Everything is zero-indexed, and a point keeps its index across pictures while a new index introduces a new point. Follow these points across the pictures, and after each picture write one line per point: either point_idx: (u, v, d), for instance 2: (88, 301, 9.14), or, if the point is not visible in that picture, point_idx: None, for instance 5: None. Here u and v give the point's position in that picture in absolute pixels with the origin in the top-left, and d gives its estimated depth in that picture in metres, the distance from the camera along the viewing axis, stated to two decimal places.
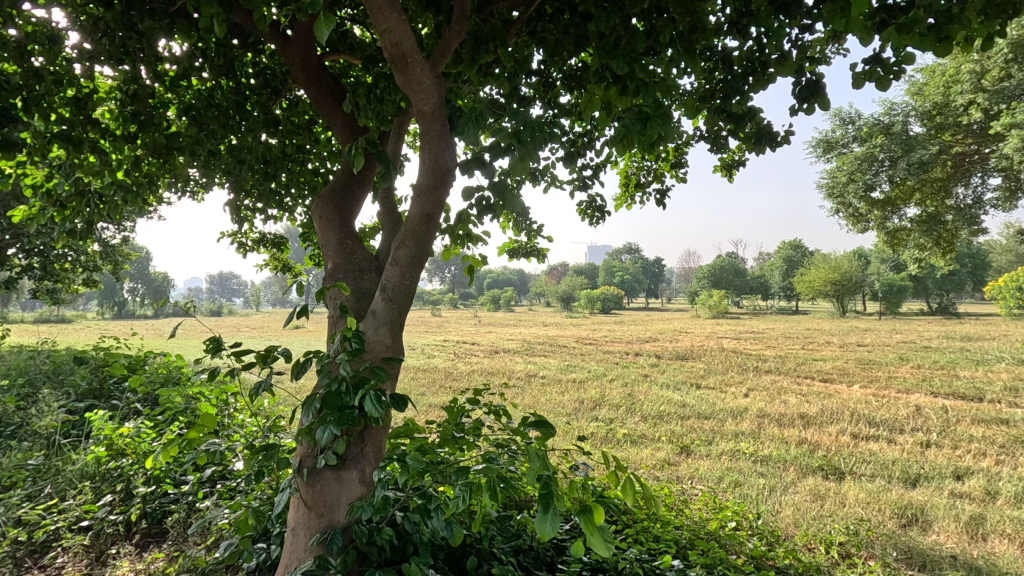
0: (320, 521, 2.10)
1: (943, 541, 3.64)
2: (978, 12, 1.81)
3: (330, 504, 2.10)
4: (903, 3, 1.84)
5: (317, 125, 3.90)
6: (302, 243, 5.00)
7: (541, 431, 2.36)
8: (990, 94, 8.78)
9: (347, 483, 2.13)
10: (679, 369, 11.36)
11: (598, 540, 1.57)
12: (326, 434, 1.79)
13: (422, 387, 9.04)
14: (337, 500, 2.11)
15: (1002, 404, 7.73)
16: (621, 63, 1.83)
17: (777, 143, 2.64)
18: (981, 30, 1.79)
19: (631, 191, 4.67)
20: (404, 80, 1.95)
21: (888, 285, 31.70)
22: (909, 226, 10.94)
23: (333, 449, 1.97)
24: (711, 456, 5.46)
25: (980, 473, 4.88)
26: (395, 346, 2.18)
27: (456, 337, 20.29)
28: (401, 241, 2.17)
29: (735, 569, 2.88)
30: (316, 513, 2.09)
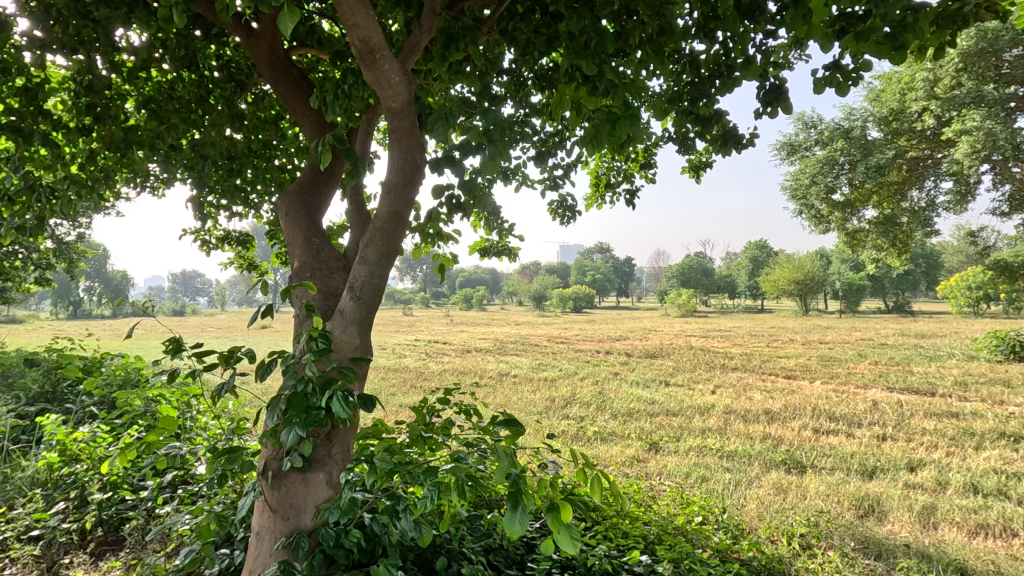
0: (286, 525, 2.05)
1: (897, 531, 3.78)
2: (930, 23, 1.89)
3: (297, 507, 2.06)
4: (862, 12, 1.90)
5: (283, 120, 3.82)
6: (268, 241, 4.89)
7: (510, 430, 2.35)
8: (942, 102, 9.22)
9: (313, 485, 2.09)
10: (648, 367, 11.53)
11: (565, 538, 1.57)
12: (291, 436, 1.74)
13: (392, 387, 8.94)
14: (303, 503, 2.07)
15: (953, 398, 8.09)
16: (590, 63, 1.84)
17: (742, 145, 2.69)
18: (932, 40, 1.87)
19: (601, 190, 4.71)
20: (373, 77, 1.91)
21: (848, 285, 32.80)
22: (867, 227, 11.34)
23: (299, 451, 1.92)
24: (679, 452, 5.55)
25: (932, 465, 5.09)
26: (363, 346, 2.15)
27: (427, 336, 20.14)
28: (369, 239, 2.13)
29: (702, 563, 2.93)
30: (281, 516, 2.04)
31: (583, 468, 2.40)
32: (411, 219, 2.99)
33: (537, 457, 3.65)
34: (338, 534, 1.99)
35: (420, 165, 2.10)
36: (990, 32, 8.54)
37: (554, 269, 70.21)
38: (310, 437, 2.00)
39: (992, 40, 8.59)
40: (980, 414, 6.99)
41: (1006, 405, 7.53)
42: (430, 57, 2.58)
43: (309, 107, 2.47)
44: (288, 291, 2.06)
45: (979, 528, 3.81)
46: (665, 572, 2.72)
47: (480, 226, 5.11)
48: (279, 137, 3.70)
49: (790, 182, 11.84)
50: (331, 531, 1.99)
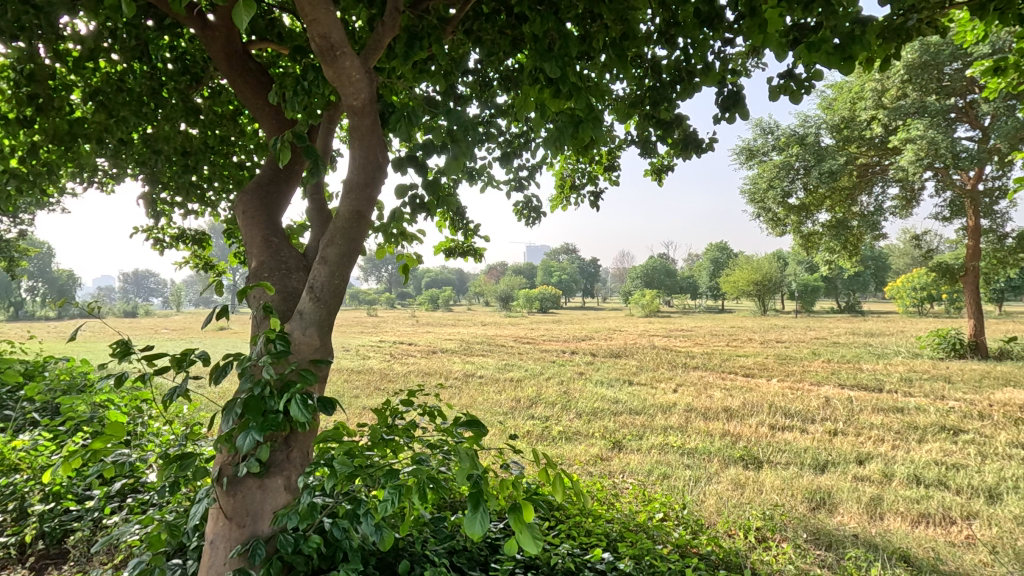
0: (241, 532, 1.99)
1: (846, 522, 3.94)
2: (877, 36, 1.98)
3: (254, 513, 2.00)
4: (813, 23, 1.97)
5: (242, 116, 3.71)
6: (226, 239, 4.74)
7: (473, 430, 2.35)
8: (889, 112, 9.69)
9: (271, 491, 2.04)
10: (612, 366, 11.68)
11: (526, 537, 1.57)
12: (248, 441, 1.69)
13: (356, 389, 8.79)
14: (260, 509, 2.01)
15: (899, 394, 8.49)
16: (553, 66, 1.85)
17: (702, 149, 2.78)
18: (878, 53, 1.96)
19: (566, 192, 4.76)
20: (333, 74, 1.88)
21: (803, 286, 34.04)
22: (820, 230, 11.78)
23: (256, 456, 1.87)
24: (641, 450, 5.65)
25: (879, 458, 5.33)
26: (324, 347, 2.09)
27: (392, 338, 19.88)
28: (329, 239, 2.09)
29: (661, 558, 3.00)
30: (237, 523, 1.98)
31: (546, 466, 2.41)
32: (374, 219, 2.96)
33: (501, 458, 3.65)
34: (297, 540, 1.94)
35: (383, 164, 2.08)
36: (933, 47, 9.02)
37: (520, 270, 70.37)
38: (267, 442, 1.95)
39: (934, 54, 9.10)
40: (923, 408, 7.37)
41: (947, 400, 7.95)
42: (393, 55, 2.55)
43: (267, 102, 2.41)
44: (245, 291, 2.00)
45: (922, 517, 4.01)
46: (626, 568, 2.76)
47: (445, 226, 5.08)
48: (237, 132, 3.59)
49: (748, 186, 12.18)
50: (289, 538, 1.94)
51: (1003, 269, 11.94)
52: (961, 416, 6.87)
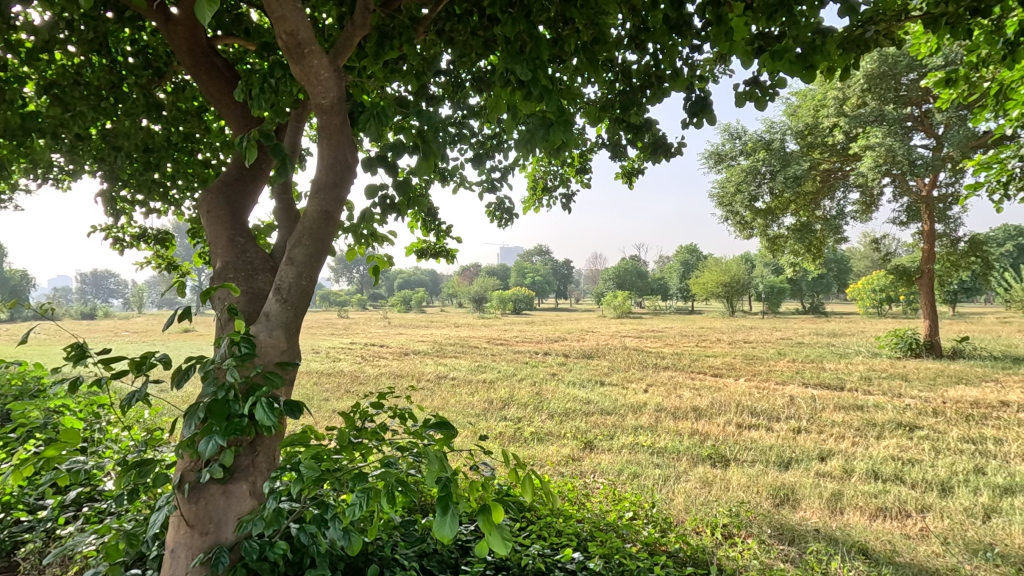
0: (204, 540, 1.93)
1: (809, 517, 4.05)
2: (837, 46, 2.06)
3: (217, 521, 1.95)
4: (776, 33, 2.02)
5: (207, 112, 3.62)
6: (190, 239, 4.62)
7: (442, 432, 2.34)
8: (850, 119, 10.05)
9: (235, 497, 1.99)
10: (584, 367, 11.78)
11: (496, 539, 1.57)
12: (210, 446, 1.63)
13: (326, 392, 8.65)
14: (224, 516, 1.97)
15: (859, 392, 8.79)
16: (524, 69, 1.86)
17: (670, 153, 2.83)
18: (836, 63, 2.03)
19: (538, 194, 4.79)
20: (300, 72, 1.85)
21: (770, 287, 34.95)
22: (785, 233, 12.10)
23: (219, 461, 1.82)
24: (612, 450, 5.72)
25: (840, 454, 5.50)
26: (291, 350, 2.06)
27: (364, 339, 19.63)
28: (297, 240, 2.05)
29: (630, 557, 3.03)
30: (199, 531, 1.93)
31: (516, 467, 2.42)
32: (344, 219, 2.92)
33: (472, 460, 3.65)
34: (262, 547, 1.90)
35: (352, 164, 2.05)
36: (890, 58, 9.40)
37: (493, 270, 70.34)
38: (231, 447, 1.90)
39: (892, 65, 9.47)
40: (881, 406, 7.63)
41: (903, 397, 8.27)
42: (364, 54, 2.52)
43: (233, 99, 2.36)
44: (208, 292, 1.94)
45: (879, 511, 4.15)
46: (596, 568, 2.79)
47: (417, 227, 5.06)
48: (202, 129, 3.49)
49: (717, 190, 12.44)
50: (254, 545, 1.90)
51: (956, 272, 12.46)
52: (916, 413, 7.16)
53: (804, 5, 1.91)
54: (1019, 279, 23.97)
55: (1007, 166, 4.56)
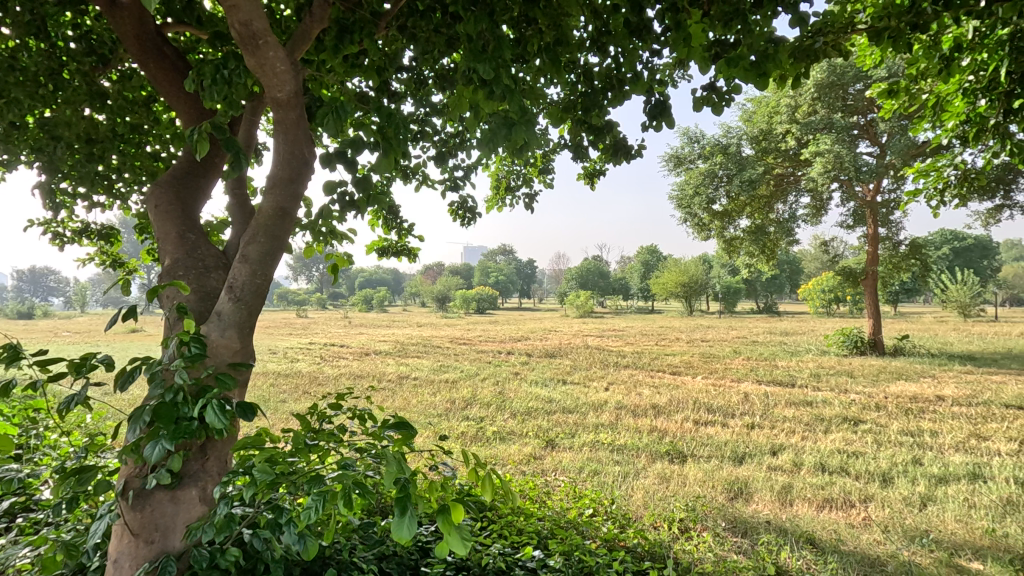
0: (150, 549, 1.84)
1: (760, 509, 4.19)
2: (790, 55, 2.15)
3: (164, 529, 1.86)
4: (732, 40, 2.08)
5: (156, 102, 3.46)
6: (137, 235, 4.42)
7: (402, 432, 2.30)
8: (801, 126, 10.48)
9: (184, 503, 1.90)
10: (547, 366, 11.86)
11: (455, 539, 1.54)
12: (156, 451, 1.54)
13: (283, 394, 8.42)
14: (172, 523, 1.88)
15: (809, 388, 9.16)
16: (486, 67, 1.85)
17: (630, 155, 2.87)
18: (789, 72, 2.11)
19: (501, 194, 4.79)
20: (255, 63, 1.78)
21: (726, 287, 36.05)
22: (741, 235, 12.48)
23: (167, 467, 1.74)
24: (574, 448, 5.77)
25: (790, 448, 5.71)
26: (244, 350, 1.98)
27: (323, 339, 19.19)
28: (251, 237, 1.98)
29: (590, 553, 3.07)
30: (144, 540, 1.83)
31: (476, 467, 2.39)
32: (302, 216, 2.84)
33: (432, 461, 3.62)
34: (212, 555, 1.81)
35: (309, 160, 1.99)
36: (839, 68, 9.83)
37: (457, 269, 70.04)
38: (180, 451, 1.82)
39: (840, 75, 9.90)
40: (829, 402, 7.96)
41: (849, 393, 8.65)
42: (323, 48, 2.46)
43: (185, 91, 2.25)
44: (155, 290, 1.85)
45: (825, 502, 4.33)
46: (556, 565, 2.80)
47: (378, 225, 4.99)
48: (151, 120, 3.34)
49: (676, 192, 12.73)
50: (204, 553, 1.81)
51: (898, 273, 13.13)
52: (861, 408, 7.51)
53: (758, 14, 1.96)
54: (955, 281, 25.42)
55: (943, 174, 4.82)
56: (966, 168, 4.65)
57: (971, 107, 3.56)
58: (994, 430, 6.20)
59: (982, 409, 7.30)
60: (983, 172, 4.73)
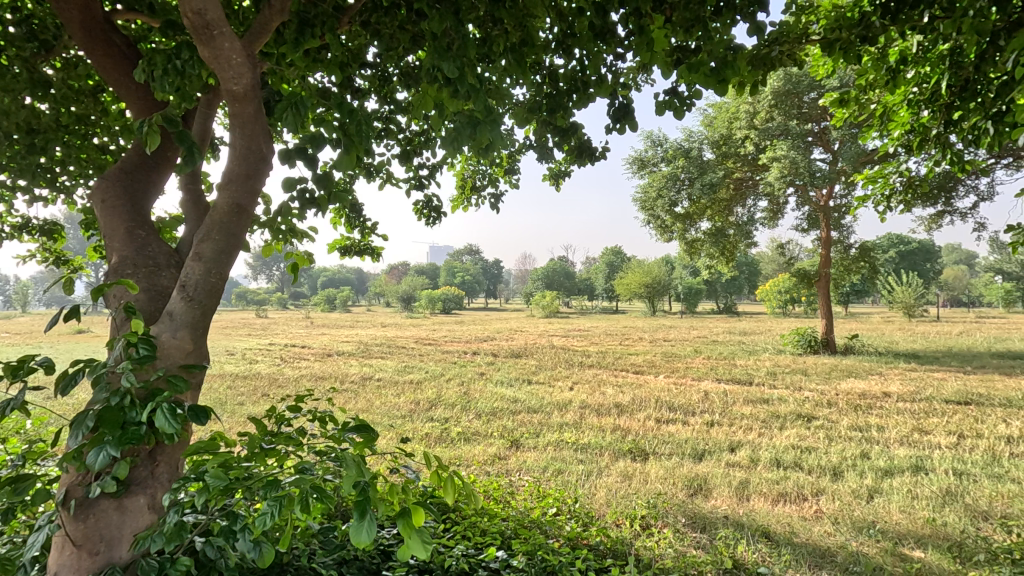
0: (94, 561, 1.73)
1: (719, 504, 4.30)
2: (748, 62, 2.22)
3: (109, 540, 1.75)
4: (692, 47, 2.11)
5: (105, 92, 3.30)
6: (83, 231, 4.21)
7: (362, 435, 2.23)
8: (760, 132, 10.81)
9: (131, 512, 1.80)
10: (513, 366, 11.86)
11: (415, 543, 1.50)
12: (101, 457, 1.45)
13: (240, 396, 8.17)
14: (118, 533, 1.77)
15: (765, 386, 9.44)
16: (451, 66, 1.81)
17: (594, 158, 2.89)
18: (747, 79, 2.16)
19: (466, 193, 4.77)
20: (209, 54, 1.70)
21: (688, 289, 36.91)
22: (702, 238, 12.76)
23: (113, 473, 1.64)
24: (538, 447, 5.79)
25: (748, 445, 5.87)
26: (197, 351, 1.89)
27: (283, 340, 18.71)
28: (205, 234, 1.89)
29: (552, 552, 3.07)
30: (88, 551, 1.72)
31: (438, 469, 2.36)
32: (260, 214, 2.74)
33: (395, 464, 3.56)
34: (162, 564, 1.71)
35: (268, 156, 1.92)
36: (794, 77, 10.18)
37: (422, 269, 69.41)
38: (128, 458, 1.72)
39: (795, 84, 10.24)
40: (784, 399, 8.23)
41: (803, 391, 8.96)
42: (283, 41, 2.37)
43: (134, 81, 2.13)
44: (101, 289, 1.75)
45: (780, 496, 4.46)
46: (519, 565, 2.79)
47: (340, 223, 4.88)
48: (99, 111, 3.18)
49: (640, 194, 12.94)
50: (152, 562, 1.70)
51: (849, 275, 13.68)
52: (814, 404, 7.78)
53: (718, 22, 2.02)
54: (900, 283, 26.68)
55: (890, 181, 5.04)
56: (910, 175, 4.87)
57: (915, 118, 3.73)
58: (936, 424, 6.52)
59: (924, 405, 7.67)
60: (926, 179, 4.97)
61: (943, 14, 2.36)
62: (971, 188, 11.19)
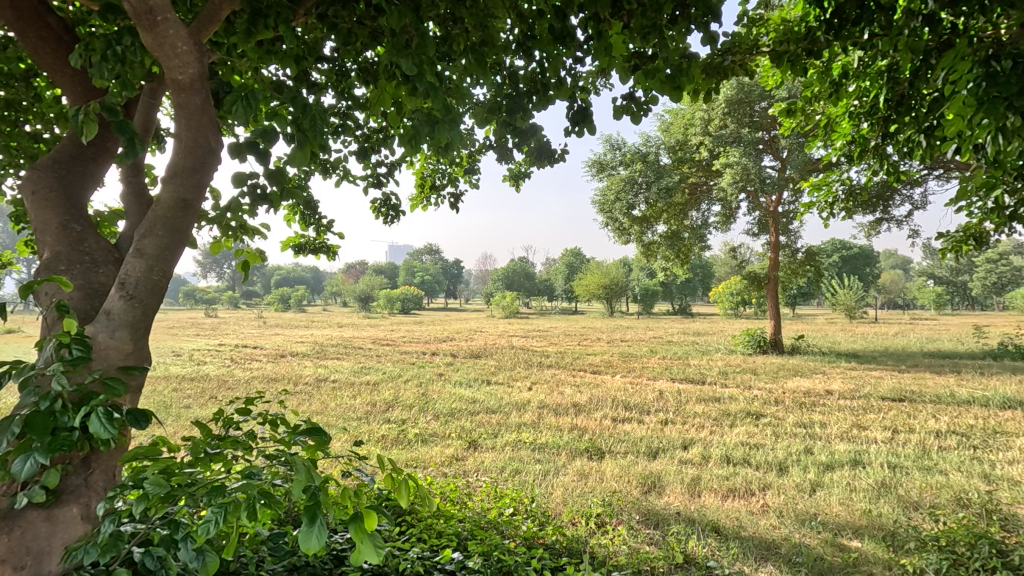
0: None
1: (672, 501, 4.40)
2: (702, 72, 2.28)
3: (38, 553, 1.58)
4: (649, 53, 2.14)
5: (38, 77, 3.09)
6: (13, 224, 3.94)
7: (314, 439, 2.15)
8: (714, 139, 11.13)
9: (62, 522, 1.64)
10: (472, 367, 11.83)
11: (367, 547, 1.44)
12: (28, 466, 1.34)
13: (187, 399, 7.83)
14: (47, 546, 1.61)
15: (717, 385, 9.74)
16: (410, 63, 1.78)
17: (553, 159, 2.90)
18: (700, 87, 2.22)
19: (426, 192, 4.72)
20: (152, 41, 1.60)
21: (645, 290, 37.70)
22: (658, 240, 13.05)
23: (40, 483, 1.52)
24: (496, 447, 5.78)
25: (700, 442, 6.03)
26: (137, 352, 1.78)
27: (234, 340, 18.11)
28: (147, 229, 1.78)
29: (508, 552, 3.07)
30: (11, 566, 1.54)
31: (392, 472, 2.30)
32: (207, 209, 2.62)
33: (349, 466, 3.49)
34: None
35: (216, 149, 1.82)
36: (746, 87, 10.53)
37: (381, 268, 68.34)
38: (59, 465, 1.60)
39: (747, 93, 10.62)
40: (734, 397, 8.51)
41: (752, 389, 9.29)
42: (234, 30, 2.28)
43: (70, 66, 1.99)
44: (29, 286, 1.63)
45: (729, 492, 4.61)
46: (475, 566, 2.79)
47: (294, 220, 4.76)
48: (32, 97, 2.97)
49: (598, 197, 13.14)
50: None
51: (795, 278, 14.27)
52: (762, 402, 8.08)
53: (672, 30, 2.04)
54: (843, 286, 28.03)
55: (833, 188, 5.28)
56: (851, 183, 5.12)
57: (856, 129, 3.91)
58: (873, 420, 6.88)
59: (863, 402, 8.08)
60: (866, 188, 5.23)
61: (881, 32, 2.48)
62: (907, 198, 11.87)
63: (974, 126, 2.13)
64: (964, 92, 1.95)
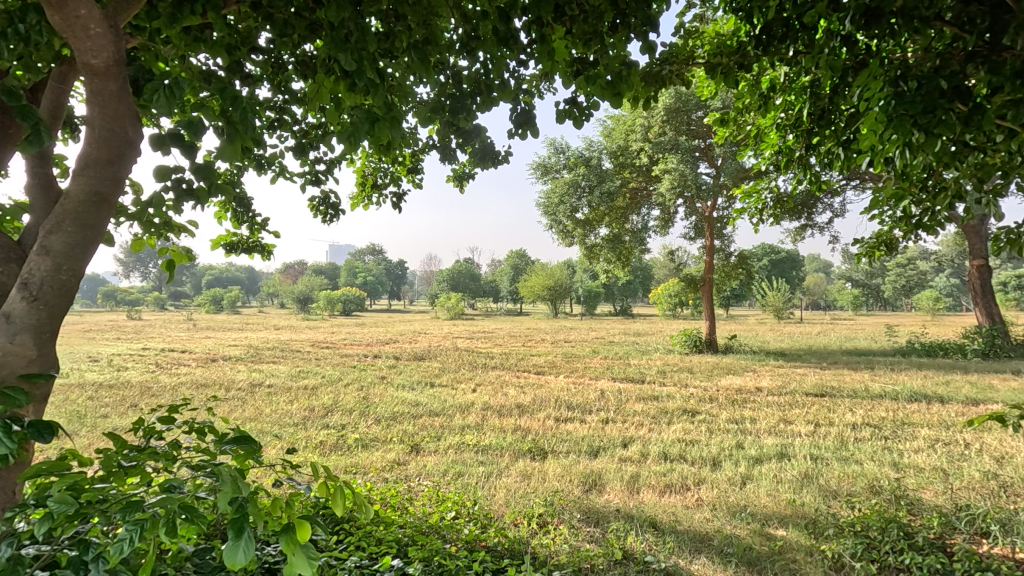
0: None
1: (612, 498, 4.48)
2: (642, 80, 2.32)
3: None
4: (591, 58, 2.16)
5: None
6: None
7: (243, 448, 2.02)
8: (653, 145, 11.43)
9: None
10: (415, 369, 11.65)
11: (299, 559, 1.35)
12: None
13: (104, 408, 7.27)
14: None
15: (655, 383, 10.04)
16: (349, 58, 1.70)
17: (497, 161, 2.89)
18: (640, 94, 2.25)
19: (367, 191, 4.60)
20: (60, 20, 1.41)
21: (588, 292, 38.46)
22: (600, 243, 13.31)
23: None
24: (439, 451, 5.69)
25: (639, 440, 6.17)
26: (43, 359, 1.60)
27: (161, 344, 17.05)
28: (54, 225, 1.60)
29: (449, 556, 3.03)
30: None
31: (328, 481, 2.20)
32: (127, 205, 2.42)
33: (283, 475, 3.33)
34: None
35: (137, 140, 1.65)
36: (683, 96, 10.93)
37: (322, 268, 66.27)
38: None
39: (684, 102, 11.01)
40: (672, 395, 8.80)
41: (689, 387, 9.63)
42: (155, 14, 2.09)
43: None
44: None
45: (666, 487, 4.74)
46: (415, 572, 2.73)
47: (226, 217, 4.51)
48: None
49: (543, 199, 13.27)
50: None
51: (728, 280, 14.94)
52: (698, 400, 8.39)
53: (613, 38, 2.05)
54: (771, 288, 29.65)
55: (762, 196, 5.54)
56: (778, 191, 5.40)
57: (782, 139, 4.12)
58: (798, 415, 7.29)
59: (789, 397, 8.56)
60: (791, 196, 5.53)
61: (805, 49, 2.61)
62: (828, 206, 12.70)
63: (885, 140, 2.27)
64: (877, 108, 2.07)
